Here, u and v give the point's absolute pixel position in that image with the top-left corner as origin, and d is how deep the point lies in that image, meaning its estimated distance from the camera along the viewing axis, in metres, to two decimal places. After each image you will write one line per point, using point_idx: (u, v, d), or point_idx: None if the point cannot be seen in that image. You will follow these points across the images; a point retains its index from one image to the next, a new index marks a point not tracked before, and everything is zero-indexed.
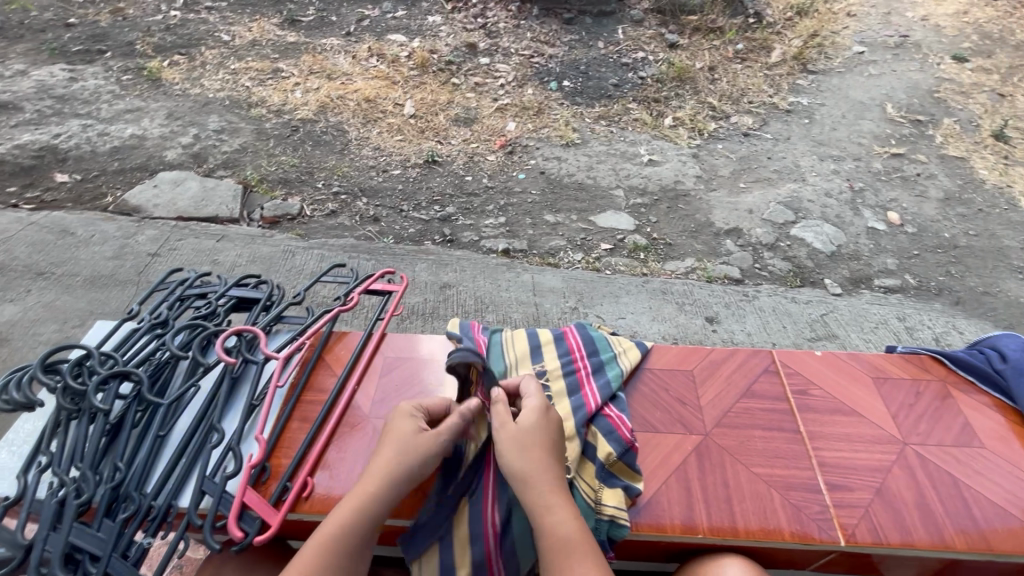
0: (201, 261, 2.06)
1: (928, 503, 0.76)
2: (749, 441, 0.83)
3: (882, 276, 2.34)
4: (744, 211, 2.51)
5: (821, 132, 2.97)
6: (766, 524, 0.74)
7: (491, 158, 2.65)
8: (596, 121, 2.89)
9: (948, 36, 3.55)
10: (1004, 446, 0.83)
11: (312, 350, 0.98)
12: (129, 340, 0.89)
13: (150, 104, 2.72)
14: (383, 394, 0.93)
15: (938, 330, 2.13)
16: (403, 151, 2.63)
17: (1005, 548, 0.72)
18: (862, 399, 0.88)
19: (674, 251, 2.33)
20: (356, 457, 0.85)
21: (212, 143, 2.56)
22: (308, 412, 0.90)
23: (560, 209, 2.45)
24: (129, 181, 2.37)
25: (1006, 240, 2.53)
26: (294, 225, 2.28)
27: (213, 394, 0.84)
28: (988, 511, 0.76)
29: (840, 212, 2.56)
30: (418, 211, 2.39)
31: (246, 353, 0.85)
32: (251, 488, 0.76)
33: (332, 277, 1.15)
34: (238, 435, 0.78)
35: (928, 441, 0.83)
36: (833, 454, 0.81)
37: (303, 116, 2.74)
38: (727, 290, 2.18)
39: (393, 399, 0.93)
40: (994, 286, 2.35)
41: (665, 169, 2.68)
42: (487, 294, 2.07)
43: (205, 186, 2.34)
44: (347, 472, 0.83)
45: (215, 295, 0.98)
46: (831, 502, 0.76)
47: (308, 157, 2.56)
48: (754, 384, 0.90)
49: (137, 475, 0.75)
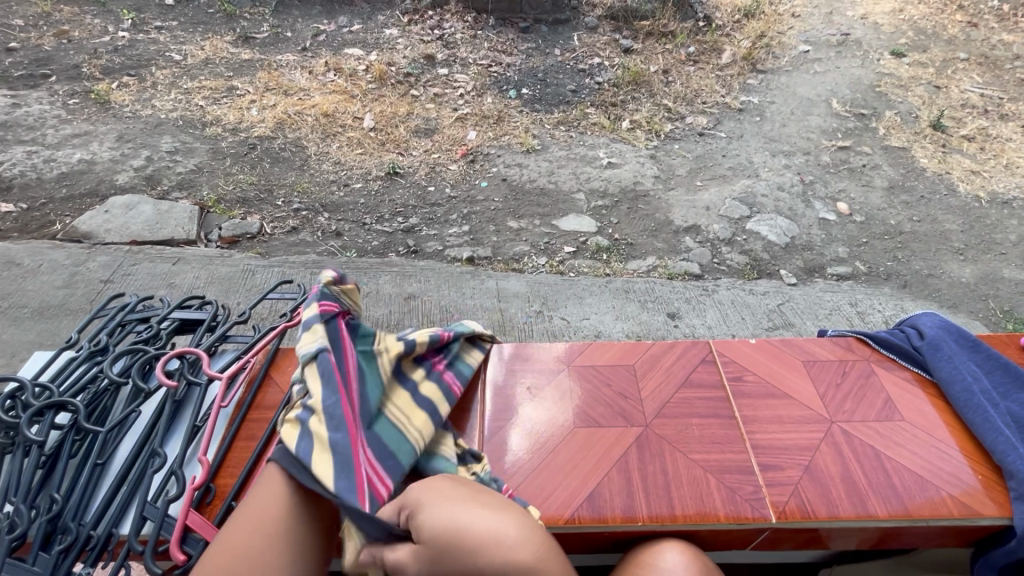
0: (157, 285, 2.02)
1: (853, 476, 0.80)
2: (687, 429, 0.87)
3: (834, 264, 2.43)
4: (701, 208, 2.59)
5: (772, 129, 3.08)
6: (702, 508, 0.78)
7: (453, 168, 2.66)
8: (555, 127, 2.94)
9: (886, 33, 3.73)
10: (923, 418, 0.88)
11: (259, 367, 0.98)
12: (66, 369, 0.87)
13: (99, 127, 2.66)
14: None
15: (888, 313, 2.22)
16: (364, 164, 2.63)
17: (922, 513, 0.77)
18: (793, 381, 0.92)
19: (635, 250, 2.39)
20: None
21: (165, 164, 2.52)
22: (254, 430, 0.89)
23: (523, 215, 2.48)
24: (78, 207, 2.31)
25: (947, 224, 2.67)
26: (254, 244, 2.25)
27: (155, 419, 0.83)
28: (907, 480, 0.80)
29: (792, 205, 2.66)
30: (381, 224, 2.39)
31: (188, 375, 0.84)
32: (194, 511, 0.76)
33: (280, 293, 1.15)
34: (180, 458, 0.78)
35: (853, 418, 0.88)
36: (766, 436, 0.85)
37: (260, 133, 2.71)
38: (688, 285, 2.24)
39: None
40: (937, 269, 2.47)
41: (624, 171, 2.74)
42: (453, 303, 2.08)
43: (159, 209, 2.29)
44: None
45: (157, 318, 0.97)
46: (763, 482, 0.80)
47: (267, 174, 2.53)
48: (692, 374, 0.94)
49: (75, 505, 0.74)
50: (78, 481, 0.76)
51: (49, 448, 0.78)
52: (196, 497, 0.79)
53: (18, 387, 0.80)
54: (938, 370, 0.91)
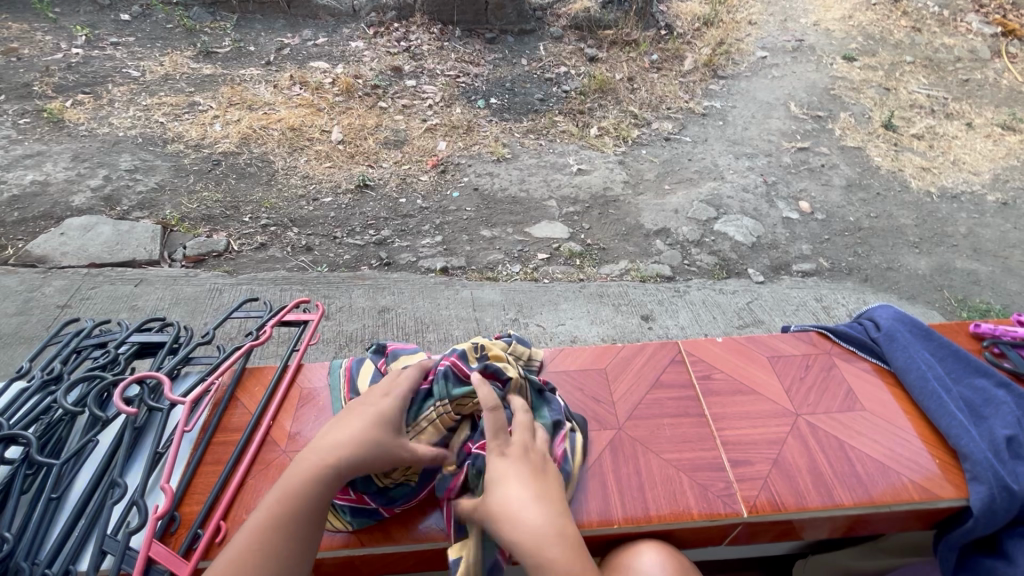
0: (118, 308, 1.95)
1: (819, 468, 0.82)
2: (659, 429, 0.88)
3: (799, 261, 2.51)
4: (671, 211, 2.64)
5: (735, 132, 3.18)
6: (676, 507, 0.78)
7: (424, 179, 2.66)
8: (525, 135, 2.98)
9: (837, 39, 3.90)
10: (882, 407, 0.91)
11: (224, 389, 0.95)
12: (17, 400, 0.83)
13: (52, 147, 2.57)
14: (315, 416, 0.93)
15: (850, 306, 2.30)
16: (333, 177, 2.60)
17: (885, 499, 0.80)
18: (760, 377, 0.94)
19: (608, 255, 2.42)
20: None
21: (125, 183, 2.44)
22: (221, 453, 0.86)
23: (496, 223, 2.49)
24: (31, 230, 2.21)
25: (902, 219, 2.79)
26: (221, 262, 2.20)
27: (115, 447, 0.80)
28: (871, 468, 0.83)
29: (757, 206, 2.74)
30: (352, 237, 2.36)
31: (148, 400, 0.81)
32: (157, 541, 0.73)
33: (245, 311, 1.12)
34: (142, 488, 0.74)
35: (818, 410, 0.90)
36: (735, 432, 0.87)
37: (225, 148, 2.66)
38: (660, 288, 2.28)
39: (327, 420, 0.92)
40: (895, 262, 2.58)
41: (594, 177, 2.78)
42: (427, 314, 2.07)
43: (119, 229, 2.22)
44: None
45: (114, 342, 0.93)
46: (734, 478, 0.81)
47: (233, 191, 2.48)
48: (662, 375, 0.95)
49: (29, 543, 0.70)
50: (30, 518, 0.72)
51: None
52: (160, 526, 0.75)
53: None
54: (895, 360, 0.94)
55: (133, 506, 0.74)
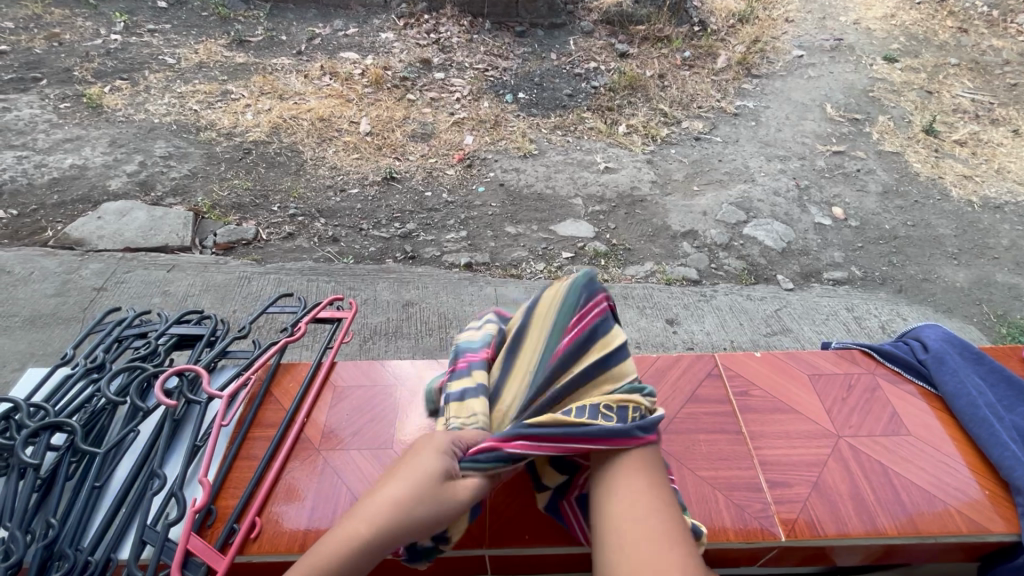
0: (151, 293, 2.00)
1: (861, 493, 0.80)
2: (694, 445, 0.86)
3: (830, 269, 2.45)
4: (699, 213, 2.59)
5: (767, 133, 3.10)
6: (712, 527, 0.77)
7: (450, 173, 2.65)
8: (552, 131, 2.95)
9: (878, 38, 3.77)
10: (928, 432, 0.88)
11: (259, 384, 0.96)
12: (63, 386, 0.86)
13: (90, 132, 2.63)
14: (347, 415, 0.94)
15: (884, 318, 2.24)
16: (361, 169, 2.62)
17: (931, 530, 0.77)
18: (800, 395, 0.92)
19: (633, 256, 2.38)
20: (331, 487, 0.85)
21: (159, 169, 2.49)
22: (256, 448, 0.88)
23: (521, 220, 2.48)
24: (70, 213, 2.27)
25: (941, 229, 2.69)
26: (250, 250, 2.23)
27: (154, 438, 0.81)
28: (915, 496, 0.80)
29: (788, 210, 2.67)
30: (378, 229, 2.37)
31: (187, 393, 0.83)
32: (194, 534, 0.74)
33: (280, 306, 1.13)
34: (181, 480, 0.75)
35: (860, 433, 0.87)
36: (773, 452, 0.85)
37: (256, 137, 2.69)
38: (686, 291, 2.24)
39: (357, 420, 0.94)
40: (932, 273, 2.49)
41: (621, 176, 2.74)
42: (451, 310, 2.07)
43: (153, 214, 2.27)
44: (317, 504, 0.83)
45: (154, 334, 0.95)
46: (772, 500, 0.79)
47: (262, 179, 2.51)
48: (698, 389, 0.93)
49: (73, 530, 0.72)
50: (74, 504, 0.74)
51: (44, 470, 0.76)
52: (197, 519, 0.77)
53: (13, 407, 0.79)
54: (943, 384, 0.91)
55: (171, 497, 0.76)
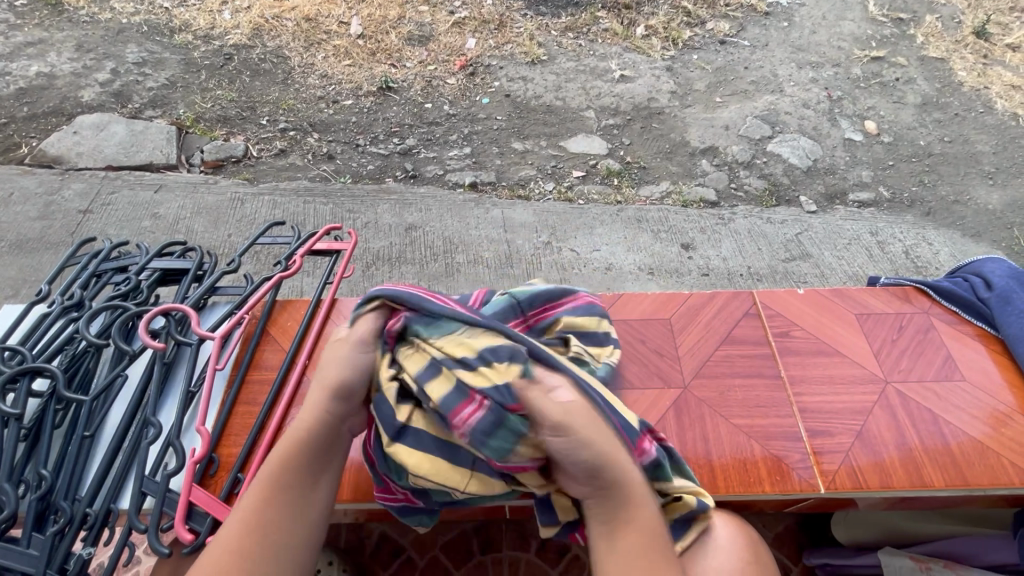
0: (140, 216, 1.88)
1: (908, 443, 0.78)
2: (728, 391, 0.84)
3: (856, 190, 2.29)
4: (721, 127, 2.38)
5: (801, 36, 2.78)
6: (745, 479, 0.77)
7: (451, 82, 2.41)
8: (563, 34, 2.65)
9: None
10: (982, 377, 0.85)
11: (255, 323, 0.89)
12: (39, 327, 0.78)
13: (53, 34, 2.36)
14: None
15: (908, 242, 2.12)
16: (353, 77, 2.37)
17: (981, 483, 0.76)
18: (844, 337, 0.89)
19: (648, 175, 2.22)
20: None
21: (133, 78, 2.26)
22: (256, 392, 0.82)
23: (528, 135, 2.28)
24: (44, 127, 2.09)
25: (979, 145, 2.49)
26: (241, 169, 2.08)
27: (145, 383, 0.75)
28: (965, 445, 0.79)
29: (817, 124, 2.45)
30: (376, 145, 2.19)
31: (176, 335, 0.75)
32: (197, 485, 0.71)
33: (272, 236, 1.03)
34: (177, 429, 0.70)
35: (909, 378, 0.84)
36: (815, 398, 0.83)
37: (236, 41, 2.42)
38: (703, 214, 2.11)
39: None
40: (964, 194, 2.33)
41: (638, 85, 2.50)
42: (456, 234, 1.96)
43: (133, 129, 2.09)
44: None
45: (135, 268, 0.86)
46: (811, 449, 0.78)
47: (247, 89, 2.29)
48: (735, 330, 0.90)
49: (68, 481, 0.68)
50: (65, 454, 0.69)
51: (29, 418, 0.71)
52: (199, 469, 0.73)
53: None
54: (1006, 326, 0.86)
55: (169, 447, 0.71)
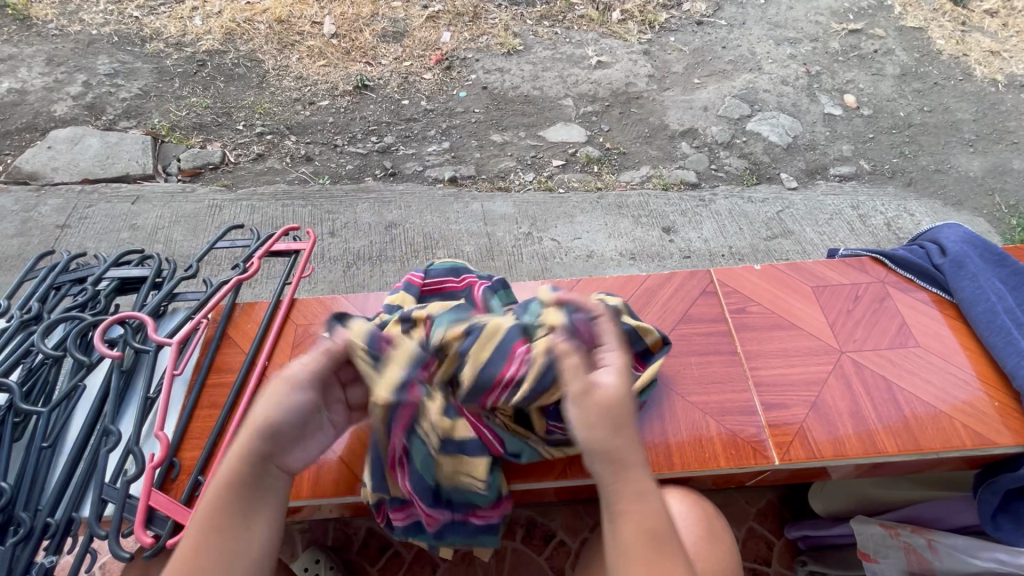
0: (118, 227, 1.87)
1: (862, 412, 0.85)
2: (685, 368, 0.90)
3: (837, 164, 2.29)
4: (699, 108, 2.37)
5: (778, 12, 2.77)
6: (701, 453, 0.82)
7: (427, 77, 2.40)
8: (539, 22, 2.63)
9: None
10: (934, 342, 0.92)
11: (214, 328, 0.93)
12: None
13: (23, 50, 2.34)
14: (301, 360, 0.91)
15: (890, 215, 2.11)
16: (328, 77, 2.36)
17: (934, 447, 0.82)
18: (802, 312, 0.96)
19: (629, 160, 2.22)
20: None
21: (106, 90, 2.24)
22: (216, 396, 0.86)
23: (507, 126, 2.28)
24: (17, 144, 2.08)
25: (959, 113, 2.49)
26: (219, 175, 2.07)
27: (105, 392, 0.76)
28: (919, 409, 0.85)
29: (796, 100, 2.45)
30: (354, 145, 2.18)
31: (132, 342, 0.76)
32: (157, 489, 0.73)
33: (231, 240, 1.04)
34: (137, 435, 0.71)
35: (863, 347, 0.92)
36: (772, 372, 0.89)
37: (208, 47, 2.40)
38: (684, 197, 2.11)
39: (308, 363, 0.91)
40: (945, 163, 2.33)
41: (615, 71, 2.48)
42: (435, 229, 1.95)
43: (107, 140, 2.08)
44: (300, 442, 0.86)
45: (92, 278, 0.86)
46: (767, 421, 0.84)
47: (222, 95, 2.27)
48: (692, 310, 0.97)
49: (28, 492, 0.68)
50: (24, 467, 0.70)
51: None
52: (160, 474, 0.76)
53: None
54: (961, 291, 0.93)
55: (130, 454, 0.72)
